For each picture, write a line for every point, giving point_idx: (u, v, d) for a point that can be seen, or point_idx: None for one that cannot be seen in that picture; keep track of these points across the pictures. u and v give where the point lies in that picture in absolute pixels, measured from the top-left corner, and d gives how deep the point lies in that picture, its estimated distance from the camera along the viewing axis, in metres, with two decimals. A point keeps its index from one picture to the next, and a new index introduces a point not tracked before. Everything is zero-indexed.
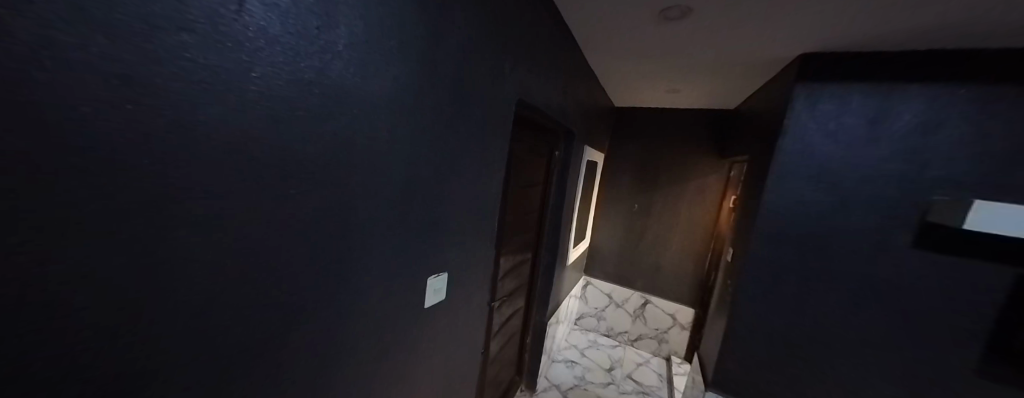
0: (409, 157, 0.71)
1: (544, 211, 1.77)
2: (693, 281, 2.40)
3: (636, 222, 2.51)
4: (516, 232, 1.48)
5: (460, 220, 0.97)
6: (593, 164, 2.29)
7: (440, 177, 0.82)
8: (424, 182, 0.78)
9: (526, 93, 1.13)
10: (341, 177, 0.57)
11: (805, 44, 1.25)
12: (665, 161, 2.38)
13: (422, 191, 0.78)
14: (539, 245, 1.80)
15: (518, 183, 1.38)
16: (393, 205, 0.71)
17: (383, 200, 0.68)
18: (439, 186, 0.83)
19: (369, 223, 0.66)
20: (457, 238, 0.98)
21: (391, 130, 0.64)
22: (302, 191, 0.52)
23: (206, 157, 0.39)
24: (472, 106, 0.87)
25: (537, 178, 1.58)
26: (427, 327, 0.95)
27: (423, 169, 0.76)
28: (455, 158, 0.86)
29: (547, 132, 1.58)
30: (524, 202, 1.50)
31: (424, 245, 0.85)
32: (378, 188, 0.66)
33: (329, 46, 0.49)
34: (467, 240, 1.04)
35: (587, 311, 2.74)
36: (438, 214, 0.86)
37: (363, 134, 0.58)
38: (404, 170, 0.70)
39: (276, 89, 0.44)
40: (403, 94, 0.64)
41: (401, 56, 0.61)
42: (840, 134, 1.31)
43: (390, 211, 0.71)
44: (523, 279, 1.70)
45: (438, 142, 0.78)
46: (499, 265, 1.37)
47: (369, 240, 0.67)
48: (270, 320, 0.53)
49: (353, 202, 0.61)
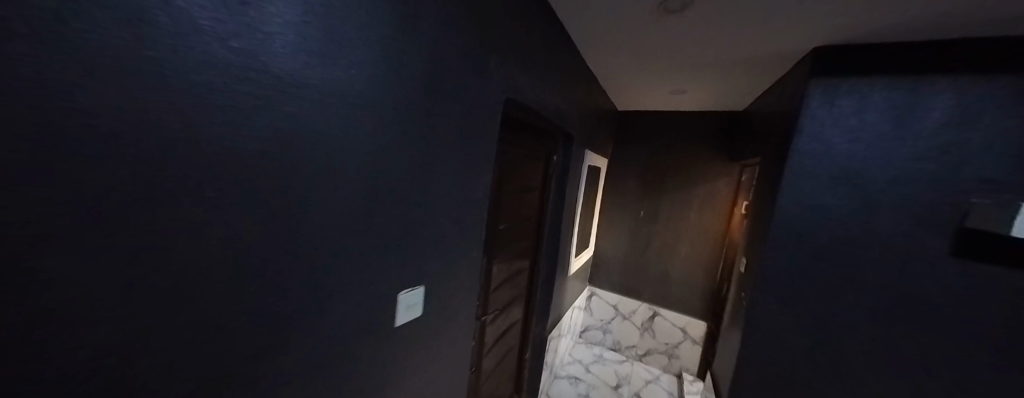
0: (378, 159, 0.63)
1: (542, 218, 1.68)
2: (704, 292, 2.26)
3: (642, 229, 2.39)
4: (510, 240, 1.39)
5: (445, 228, 0.89)
6: (596, 169, 2.20)
7: (418, 181, 0.75)
8: (400, 187, 0.70)
9: (516, 91, 1.05)
10: (294, 182, 0.48)
11: (816, 37, 1.16)
12: (671, 166, 2.27)
13: (397, 197, 0.70)
14: (538, 254, 1.71)
15: (511, 188, 1.30)
16: (364, 213, 0.62)
17: (351, 208, 0.59)
18: (417, 192, 0.75)
19: (335, 236, 0.57)
20: (442, 250, 0.90)
21: (352, 129, 0.56)
22: (246, 200, 0.42)
23: (111, 155, 0.30)
24: (452, 104, 0.80)
25: (534, 184, 1.51)
26: (410, 347, 0.86)
27: (397, 172, 0.68)
28: (435, 160, 0.79)
29: (544, 135, 1.50)
30: (519, 208, 1.41)
31: (405, 258, 0.76)
32: (344, 194, 0.57)
33: (260, 25, 0.40)
34: (453, 251, 0.95)
35: (592, 323, 2.62)
36: (418, 222, 0.78)
37: (318, 132, 0.50)
38: (374, 173, 0.62)
39: (204, 75, 0.35)
40: (364, 85, 0.57)
41: (356, 41, 0.54)
42: (860, 132, 1.20)
43: (360, 221, 0.62)
44: (519, 290, 1.60)
45: (412, 142, 0.70)
46: (491, 275, 1.28)
47: (337, 255, 0.58)
48: (219, 354, 0.44)
49: (313, 212, 0.52)
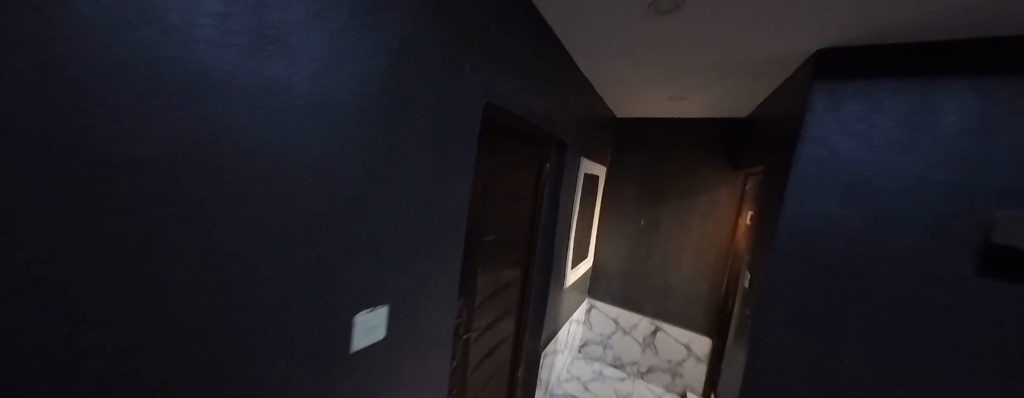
0: (334, 166, 0.55)
1: (535, 228, 1.60)
2: (708, 307, 2.15)
3: (642, 240, 2.30)
4: (496, 251, 1.32)
5: (420, 242, 0.81)
6: (593, 178, 2.13)
7: (385, 191, 0.67)
8: (362, 199, 0.62)
9: (499, 96, 1.00)
10: (220, 200, 0.40)
11: (822, 38, 1.09)
12: (672, 175, 2.19)
13: (360, 210, 0.62)
14: (530, 267, 1.63)
15: (496, 197, 1.23)
16: (317, 230, 0.54)
17: (299, 224, 0.51)
18: (385, 203, 0.68)
19: (280, 257, 0.49)
20: (417, 267, 0.82)
21: (297, 136, 0.48)
22: (158, 219, 0.35)
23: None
24: (425, 109, 0.74)
25: (524, 193, 1.45)
26: (384, 378, 0.78)
27: (358, 182, 0.60)
28: (406, 169, 0.71)
29: (535, 143, 1.45)
30: (506, 218, 1.35)
31: (371, 277, 0.68)
32: (289, 209, 0.49)
33: (163, 11, 0.33)
34: (431, 267, 0.87)
35: (591, 338, 2.52)
36: (387, 237, 0.70)
37: (250, 141, 0.42)
38: (329, 183, 0.55)
39: (109, 73, 0.29)
40: (325, 88, 0.51)
41: (315, 39, 0.49)
42: (868, 138, 1.12)
43: (311, 240, 0.54)
44: (508, 305, 1.52)
45: (377, 150, 0.63)
46: (475, 289, 1.21)
47: (282, 279, 0.50)
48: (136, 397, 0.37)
49: (250, 230, 0.44)
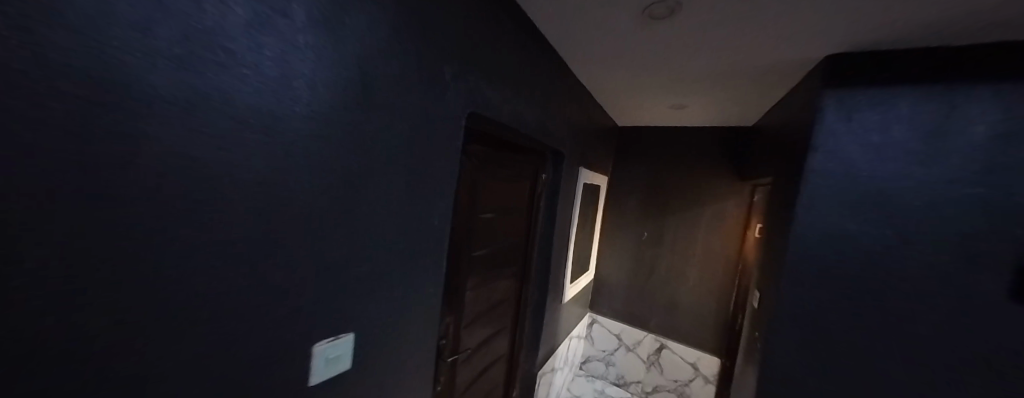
0: (285, 185, 0.48)
1: (529, 241, 1.54)
2: (716, 324, 2.03)
3: (645, 253, 2.21)
4: (487, 266, 1.25)
5: (398, 264, 0.74)
6: (594, 188, 2.07)
7: (354, 211, 0.60)
8: (324, 220, 0.56)
9: (487, 105, 0.95)
10: (123, 229, 0.34)
11: (831, 43, 1.02)
12: (675, 185, 2.11)
13: (320, 233, 0.55)
14: (526, 281, 1.57)
15: (486, 210, 1.18)
16: (266, 258, 0.48)
17: (240, 252, 0.45)
18: (354, 224, 0.61)
19: (214, 290, 0.43)
20: (394, 290, 0.75)
21: (235, 153, 0.42)
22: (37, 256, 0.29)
23: None
24: (401, 120, 0.68)
25: (518, 205, 1.39)
26: None
27: (318, 202, 0.54)
28: (378, 186, 0.65)
29: (529, 153, 1.40)
30: (497, 231, 1.29)
31: (337, 304, 0.62)
32: (226, 237, 0.43)
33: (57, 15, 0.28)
34: (411, 288, 0.81)
35: (593, 354, 2.43)
36: (357, 261, 0.64)
37: (180, 163, 0.37)
38: (280, 205, 0.48)
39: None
40: (279, 99, 0.46)
41: (266, 44, 0.43)
42: (886, 149, 1.04)
43: (257, 268, 0.47)
44: (502, 321, 1.45)
45: (342, 167, 0.57)
46: (463, 308, 1.15)
47: (217, 316, 0.44)
48: None
49: (170, 263, 0.38)
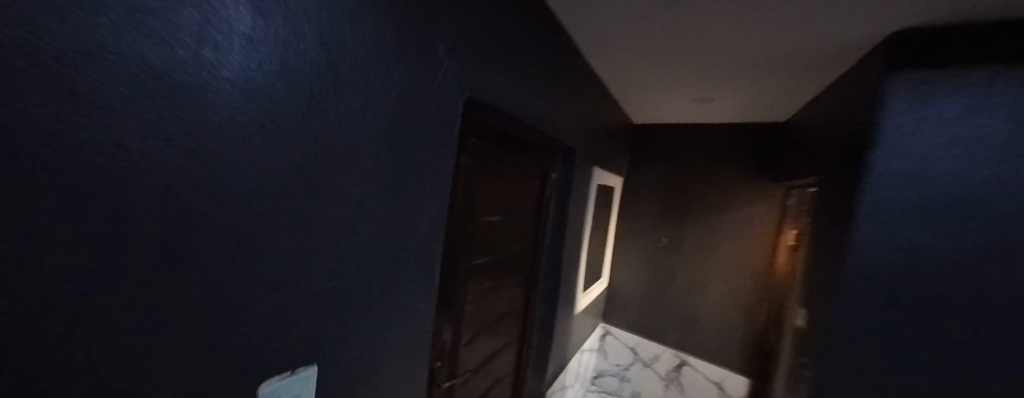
0: (193, 184, 0.31)
1: (535, 247, 1.39)
2: (744, 341, 1.84)
3: (663, 261, 2.03)
4: (487, 277, 1.11)
5: (378, 283, 0.58)
6: (607, 190, 1.91)
7: (313, 217, 0.44)
8: (267, 233, 0.39)
9: (487, 91, 0.81)
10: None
11: (907, 16, 0.84)
12: (697, 187, 1.93)
13: (260, 251, 0.38)
14: (533, 292, 1.43)
15: (484, 213, 1.03)
16: (163, 294, 0.31)
17: (105, 290, 0.27)
18: (313, 235, 0.44)
19: (80, 361, 0.27)
20: (373, 316, 0.59)
21: (78, 130, 0.24)
22: None
23: None
24: (377, 98, 0.52)
25: (522, 207, 1.24)
26: None
27: (255, 207, 0.37)
28: (348, 183, 0.48)
29: (536, 150, 1.25)
30: (499, 237, 1.14)
31: (301, 347, 0.46)
32: (87, 270, 0.26)
33: None
34: (396, 313, 0.65)
35: (606, 369, 2.26)
36: (321, 283, 0.47)
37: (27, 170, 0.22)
38: (186, 213, 0.31)
39: None
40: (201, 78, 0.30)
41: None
42: (977, 144, 0.83)
43: (137, 318, 0.29)
44: (506, 337, 1.31)
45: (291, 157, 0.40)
46: (459, 325, 1.01)
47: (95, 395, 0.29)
48: None
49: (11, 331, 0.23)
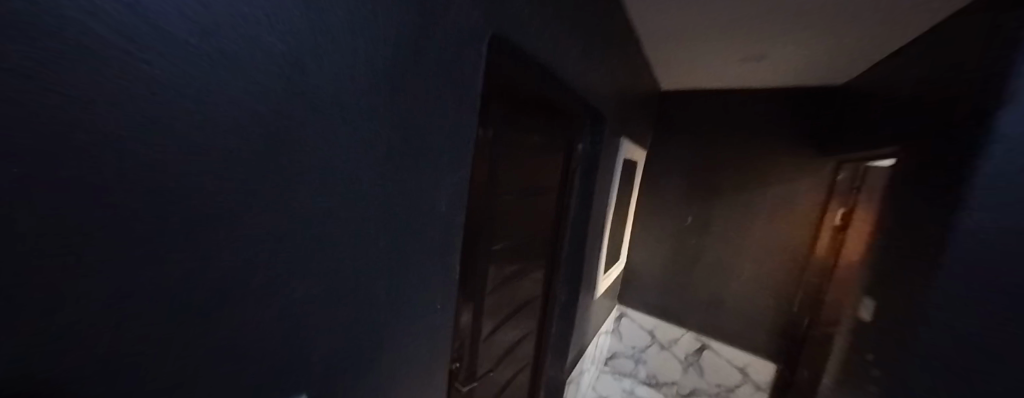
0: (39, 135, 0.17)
1: (554, 229, 1.23)
2: (772, 326, 1.74)
3: (688, 242, 1.87)
4: (506, 263, 0.96)
5: (367, 289, 0.42)
6: (632, 164, 1.70)
7: (243, 208, 0.27)
8: (137, 243, 0.21)
9: (510, 29, 0.60)
10: None
11: None
12: (732, 162, 1.73)
13: (126, 275, 0.22)
14: (553, 278, 1.29)
15: (503, 190, 0.86)
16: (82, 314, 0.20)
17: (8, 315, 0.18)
18: (245, 236, 0.28)
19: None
20: (370, 329, 0.45)
21: None
22: None
23: None
24: (346, 19, 0.32)
25: (542, 183, 1.07)
26: None
27: (99, 200, 0.19)
28: (306, 154, 0.31)
29: (561, 116, 1.05)
30: (519, 218, 0.98)
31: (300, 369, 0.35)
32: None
33: None
34: (398, 325, 0.49)
35: (621, 350, 2.16)
36: (272, 300, 0.32)
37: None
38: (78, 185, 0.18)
39: None
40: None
41: None
42: None
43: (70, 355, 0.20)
44: (526, 326, 1.20)
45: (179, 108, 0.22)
46: (478, 318, 0.88)
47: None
48: None
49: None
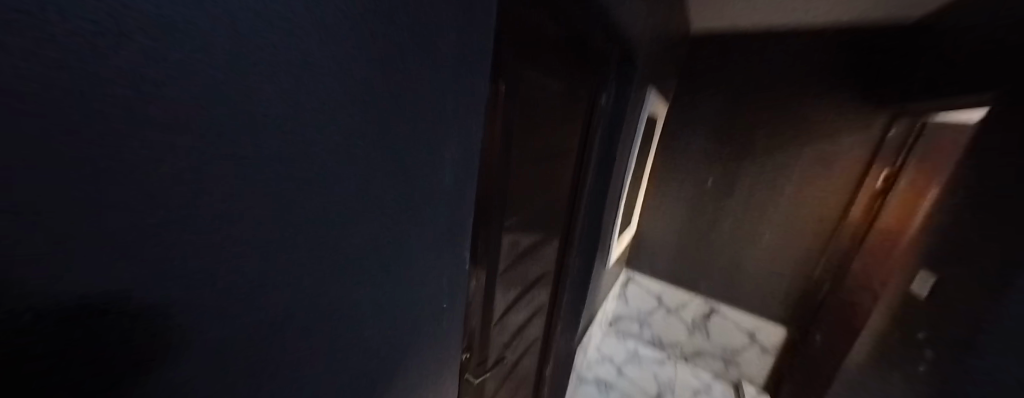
0: None
1: (565, 202, 1.05)
2: (786, 294, 1.69)
3: (706, 206, 1.74)
4: (520, 244, 0.85)
5: (380, 299, 0.33)
6: (654, 121, 1.48)
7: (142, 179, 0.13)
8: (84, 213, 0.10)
9: None
10: None
11: None
12: (766, 118, 1.53)
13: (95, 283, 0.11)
14: (567, 250, 1.17)
15: (518, 157, 0.70)
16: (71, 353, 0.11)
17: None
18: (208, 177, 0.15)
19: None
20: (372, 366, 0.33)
21: None
22: None
23: None
24: None
25: (557, 147, 0.88)
26: None
27: None
28: (304, 133, 0.21)
29: (587, 58, 0.84)
30: (531, 192, 0.83)
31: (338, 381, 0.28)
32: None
33: None
34: (407, 332, 0.40)
35: (626, 313, 2.13)
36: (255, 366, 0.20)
37: None
38: None
39: None
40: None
41: None
42: None
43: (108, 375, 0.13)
44: (538, 300, 1.12)
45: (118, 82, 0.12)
46: (489, 310, 0.78)
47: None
48: None
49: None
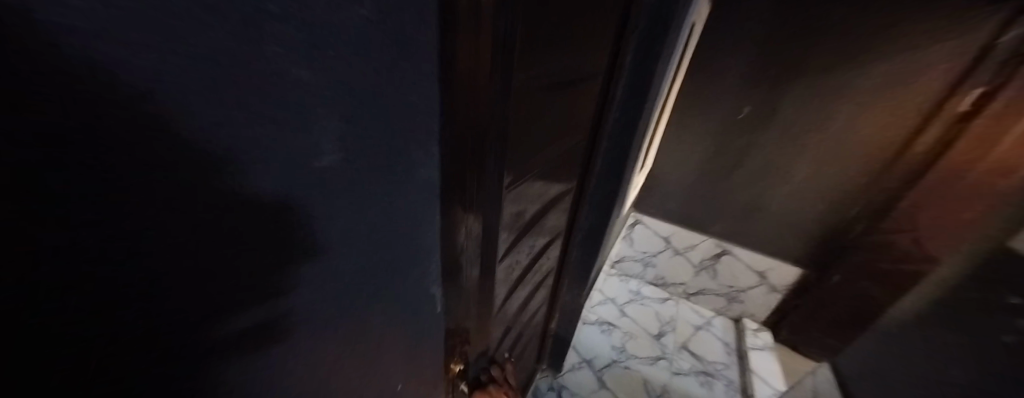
0: None
1: (583, 145, 0.80)
2: (809, 236, 1.57)
3: (736, 140, 1.48)
4: (524, 211, 0.63)
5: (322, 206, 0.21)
6: (693, 31, 1.11)
7: None
8: None
9: None
10: None
11: None
12: (840, 22, 1.16)
13: None
14: (579, 203, 0.96)
15: (522, 87, 0.43)
16: None
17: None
18: None
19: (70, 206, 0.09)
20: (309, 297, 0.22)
21: None
22: None
23: None
24: None
25: (579, 68, 0.59)
26: None
27: None
28: None
29: None
30: (539, 139, 0.57)
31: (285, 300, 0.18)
32: None
33: None
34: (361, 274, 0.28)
35: (630, 255, 2.00)
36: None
37: None
38: None
39: None
40: None
41: None
42: None
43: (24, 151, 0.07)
44: (546, 266, 0.95)
45: None
46: (485, 297, 0.60)
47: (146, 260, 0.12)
48: None
49: None
